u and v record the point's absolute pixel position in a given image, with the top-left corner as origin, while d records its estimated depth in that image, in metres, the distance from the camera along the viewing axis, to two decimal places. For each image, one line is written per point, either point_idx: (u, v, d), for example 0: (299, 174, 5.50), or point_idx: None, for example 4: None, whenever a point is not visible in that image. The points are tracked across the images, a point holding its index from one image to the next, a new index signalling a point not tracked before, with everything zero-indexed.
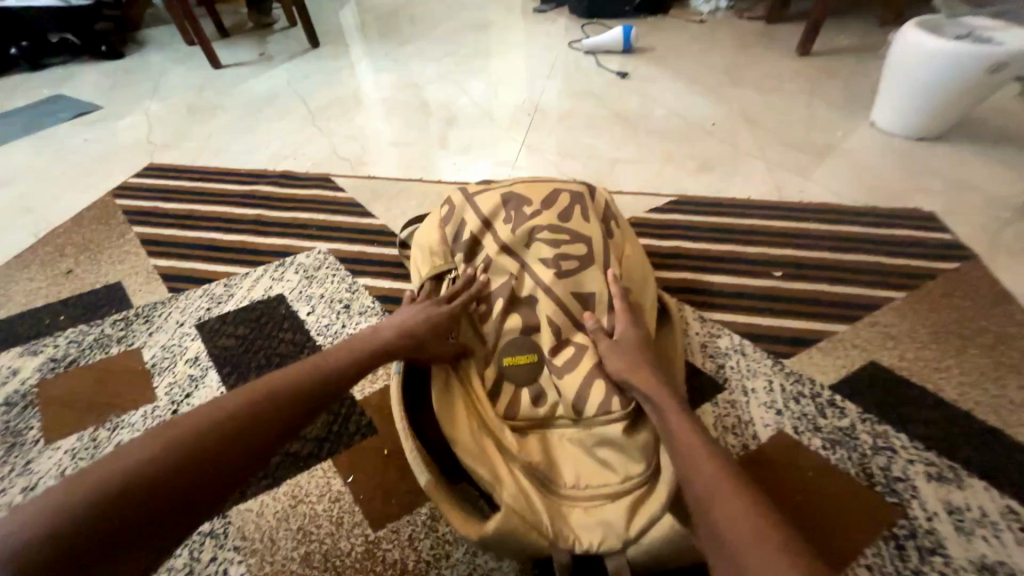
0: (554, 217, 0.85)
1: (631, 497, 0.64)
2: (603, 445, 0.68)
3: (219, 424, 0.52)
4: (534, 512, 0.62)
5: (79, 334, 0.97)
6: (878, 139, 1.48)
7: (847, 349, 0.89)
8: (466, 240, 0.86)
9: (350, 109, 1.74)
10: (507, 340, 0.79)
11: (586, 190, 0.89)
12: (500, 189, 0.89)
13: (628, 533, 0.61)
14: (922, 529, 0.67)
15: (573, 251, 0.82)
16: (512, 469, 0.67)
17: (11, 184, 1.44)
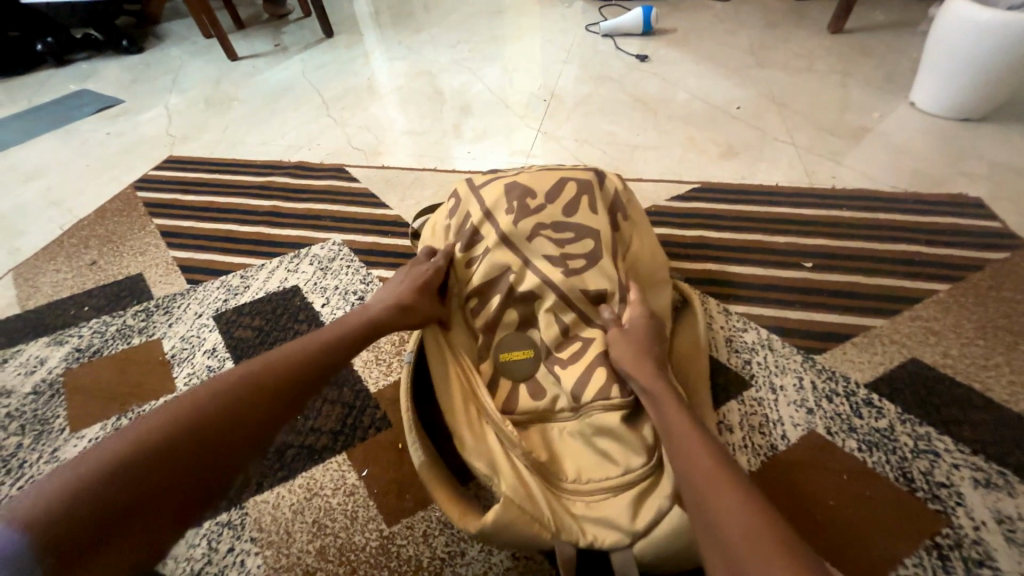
0: (560, 210, 0.78)
1: (634, 491, 0.60)
2: (606, 436, 0.65)
3: (224, 398, 0.54)
4: (533, 503, 0.59)
5: (103, 325, 0.99)
6: (918, 120, 1.38)
7: (886, 345, 0.84)
8: (467, 231, 0.80)
9: (364, 99, 1.73)
10: (508, 329, 0.75)
11: (594, 178, 0.81)
12: (506, 178, 0.82)
13: (634, 529, 0.58)
14: (968, 539, 0.62)
15: (576, 249, 0.76)
16: (508, 456, 0.63)
17: (38, 178, 1.48)
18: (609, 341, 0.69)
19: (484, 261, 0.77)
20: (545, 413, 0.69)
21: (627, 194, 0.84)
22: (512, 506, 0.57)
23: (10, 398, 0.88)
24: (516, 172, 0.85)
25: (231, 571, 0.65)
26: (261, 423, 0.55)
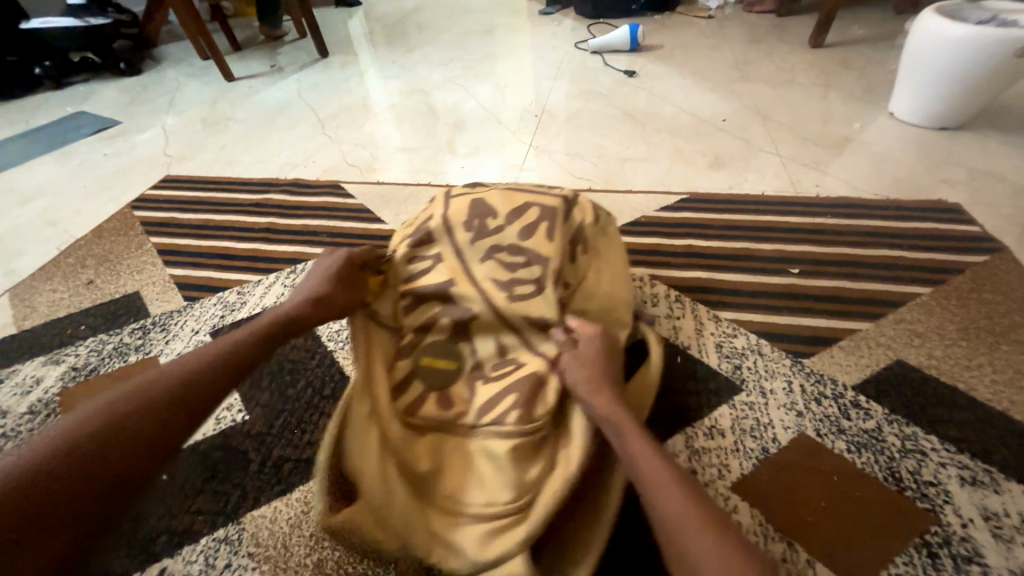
0: (516, 234, 0.75)
1: (497, 517, 0.59)
2: (491, 461, 0.62)
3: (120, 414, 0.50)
4: (388, 513, 0.58)
5: (100, 343, 0.99)
6: (897, 130, 1.43)
7: (871, 347, 0.86)
8: (422, 231, 0.77)
9: (359, 117, 1.76)
10: (433, 338, 0.73)
11: (561, 203, 0.78)
12: (474, 194, 0.78)
13: (475, 556, 0.57)
14: (956, 536, 0.63)
15: (526, 276, 0.72)
16: (386, 462, 0.61)
17: (36, 199, 1.49)
18: (563, 358, 0.66)
19: (433, 263, 0.75)
20: (448, 425, 0.67)
21: (598, 218, 0.81)
22: (365, 514, 0.57)
23: (5, 418, 0.88)
24: (489, 188, 0.81)
25: None
26: (157, 431, 0.51)
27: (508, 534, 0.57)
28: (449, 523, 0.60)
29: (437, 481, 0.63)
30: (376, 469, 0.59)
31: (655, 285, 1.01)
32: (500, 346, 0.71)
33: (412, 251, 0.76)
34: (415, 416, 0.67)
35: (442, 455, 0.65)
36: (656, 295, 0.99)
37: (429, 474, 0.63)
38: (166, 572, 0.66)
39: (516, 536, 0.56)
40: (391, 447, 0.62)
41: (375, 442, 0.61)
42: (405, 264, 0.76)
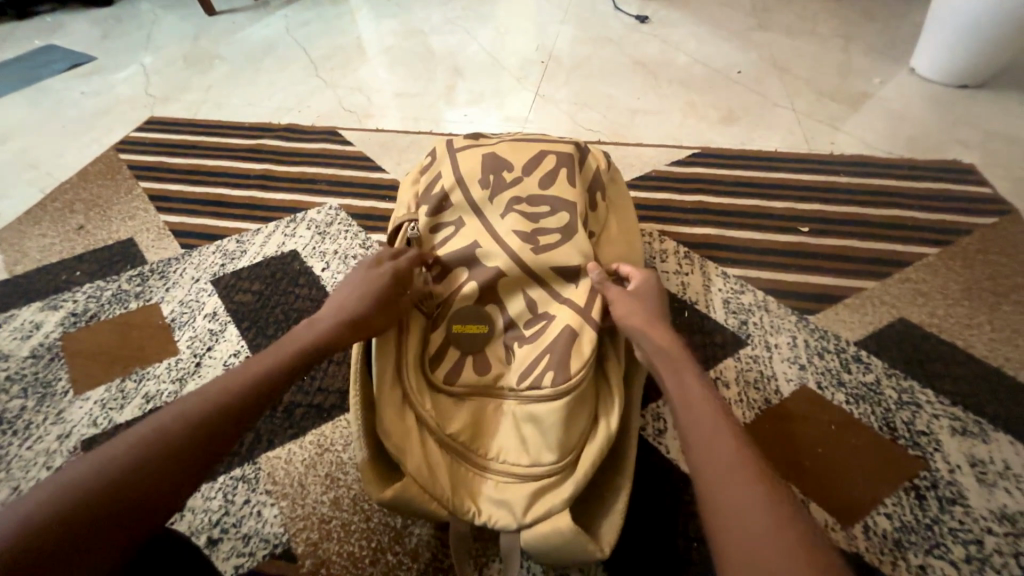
0: (536, 183, 0.76)
1: (539, 482, 0.58)
2: (534, 424, 0.61)
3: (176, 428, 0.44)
4: (433, 481, 0.59)
5: (97, 290, 0.97)
6: (917, 86, 1.38)
7: (876, 305, 0.87)
8: (437, 194, 0.78)
9: (354, 59, 1.65)
10: (464, 303, 0.70)
11: (575, 151, 0.79)
12: (485, 148, 0.80)
13: (523, 518, 0.57)
14: (943, 481, 0.67)
15: (550, 224, 0.73)
16: (423, 441, 0.61)
17: (12, 139, 1.40)
18: (613, 297, 0.66)
19: (456, 229, 0.75)
20: (487, 389, 0.65)
21: (608, 168, 0.84)
22: (411, 484, 0.57)
23: (8, 362, 0.87)
24: (496, 142, 0.83)
25: (248, 521, 0.67)
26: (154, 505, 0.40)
27: (555, 493, 0.58)
28: (491, 484, 0.60)
29: (476, 444, 0.62)
30: (417, 446, 0.60)
31: (664, 242, 1.00)
32: (529, 302, 0.70)
33: (431, 219, 0.77)
34: (452, 383, 0.65)
35: (482, 418, 0.64)
36: (665, 251, 0.98)
37: (468, 439, 0.62)
38: (185, 509, 0.68)
39: (561, 495, 0.57)
40: (426, 420, 0.62)
41: (412, 424, 0.62)
42: (427, 235, 0.76)
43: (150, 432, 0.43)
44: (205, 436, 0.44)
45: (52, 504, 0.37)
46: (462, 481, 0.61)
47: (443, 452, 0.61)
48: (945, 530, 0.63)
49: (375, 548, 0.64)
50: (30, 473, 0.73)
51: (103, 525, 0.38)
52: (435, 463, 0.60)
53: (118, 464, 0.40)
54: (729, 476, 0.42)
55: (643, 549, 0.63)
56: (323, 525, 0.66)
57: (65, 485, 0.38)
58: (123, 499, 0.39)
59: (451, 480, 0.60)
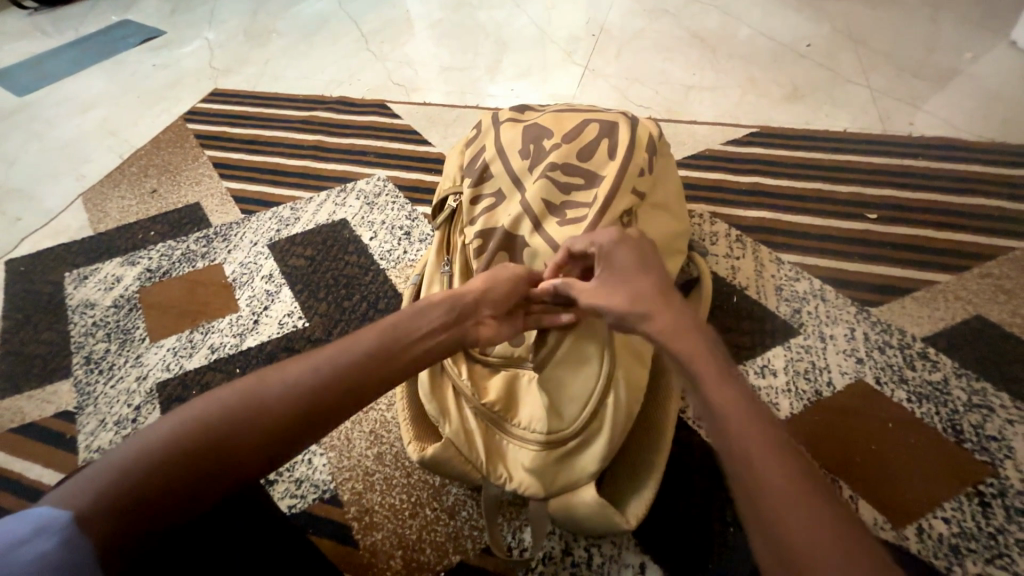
0: (575, 153, 0.75)
1: (567, 449, 0.59)
2: (563, 399, 0.60)
3: (279, 401, 0.42)
4: (468, 445, 0.61)
5: (169, 249, 1.05)
6: (1017, 61, 1.23)
7: (950, 301, 0.80)
8: (478, 166, 0.78)
9: (403, 32, 1.66)
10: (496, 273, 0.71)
11: (621, 121, 0.77)
12: (528, 120, 0.80)
13: (551, 487, 0.58)
14: (1013, 490, 0.62)
15: (581, 194, 0.72)
16: (460, 406, 0.63)
17: (94, 108, 1.52)
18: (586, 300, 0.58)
19: (497, 199, 0.75)
20: (518, 361, 0.65)
21: (659, 139, 0.80)
22: (449, 448, 0.60)
23: (94, 310, 0.96)
24: (541, 113, 0.82)
25: (301, 466, 0.72)
26: (247, 472, 0.39)
27: (583, 464, 0.58)
28: (521, 453, 0.60)
29: (508, 414, 0.62)
30: (455, 411, 0.63)
31: (715, 224, 0.96)
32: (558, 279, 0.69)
33: (473, 190, 0.77)
34: (487, 353, 0.65)
35: (516, 389, 0.63)
36: (716, 233, 0.94)
37: (500, 409, 0.62)
38: None
39: (589, 466, 0.58)
40: (462, 390, 0.63)
41: (450, 393, 0.64)
42: (468, 205, 0.76)
43: (250, 398, 0.41)
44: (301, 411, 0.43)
45: (159, 449, 0.37)
46: (499, 447, 0.62)
47: (478, 420, 0.62)
48: (1011, 540, 0.59)
49: (414, 502, 0.67)
50: (114, 409, 0.82)
51: (200, 484, 0.37)
52: (472, 428, 0.62)
53: (217, 419, 0.39)
54: (787, 498, 0.36)
55: (676, 529, 0.62)
56: (367, 477, 0.70)
57: (175, 432, 0.38)
58: (217, 460, 0.38)
59: (484, 446, 0.61)
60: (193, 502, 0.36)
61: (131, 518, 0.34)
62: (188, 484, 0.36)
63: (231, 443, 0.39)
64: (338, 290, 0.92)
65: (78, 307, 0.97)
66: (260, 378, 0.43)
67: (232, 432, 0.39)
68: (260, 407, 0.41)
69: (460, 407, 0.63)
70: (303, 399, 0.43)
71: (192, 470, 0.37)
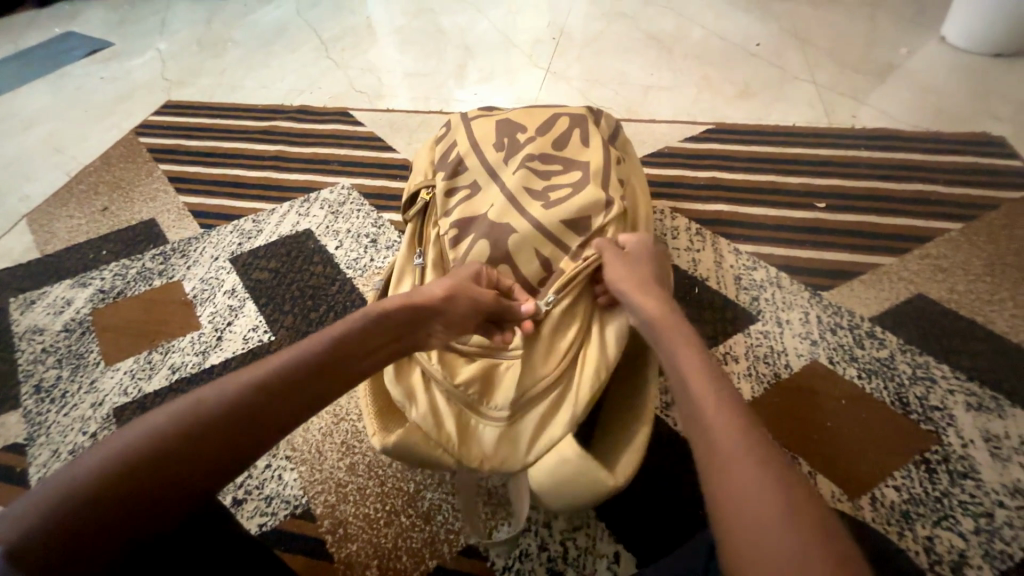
0: (550, 144, 0.77)
1: (538, 426, 0.59)
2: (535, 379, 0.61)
3: (226, 416, 0.40)
4: (439, 428, 0.60)
5: (123, 268, 1.01)
6: (946, 55, 1.31)
7: (894, 281, 0.85)
8: (452, 160, 0.78)
9: (364, 39, 1.65)
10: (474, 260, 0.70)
11: (588, 114, 0.81)
12: (498, 116, 0.82)
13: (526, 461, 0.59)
14: (955, 455, 0.66)
15: (561, 179, 0.74)
16: (431, 391, 0.62)
17: (38, 125, 1.44)
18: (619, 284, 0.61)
19: (473, 191, 0.76)
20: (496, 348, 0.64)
21: (621, 135, 0.83)
22: (416, 432, 0.59)
23: (43, 336, 0.91)
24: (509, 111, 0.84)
25: (270, 483, 0.70)
26: (194, 491, 0.36)
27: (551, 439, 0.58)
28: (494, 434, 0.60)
29: (480, 397, 0.61)
30: (423, 396, 0.62)
31: (676, 219, 0.99)
32: (543, 263, 0.69)
33: (447, 182, 0.77)
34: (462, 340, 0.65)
35: (490, 371, 0.63)
36: (676, 228, 0.97)
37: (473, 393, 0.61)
38: None
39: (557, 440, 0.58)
40: (432, 374, 0.62)
41: (419, 379, 0.63)
42: (443, 198, 0.76)
43: (194, 414, 0.39)
44: (253, 425, 0.41)
45: (92, 476, 0.33)
46: (470, 428, 0.61)
47: (448, 402, 0.62)
48: (955, 502, 0.63)
49: (388, 510, 0.66)
50: (68, 437, 0.78)
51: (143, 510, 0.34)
52: (441, 411, 0.61)
53: (161, 440, 0.37)
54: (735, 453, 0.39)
55: (648, 516, 0.64)
56: (339, 489, 0.69)
57: (113, 455, 0.35)
58: (161, 482, 0.35)
59: (456, 427, 0.60)
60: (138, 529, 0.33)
61: (67, 552, 0.31)
62: (128, 511, 0.33)
63: (177, 463, 0.36)
64: (305, 301, 0.91)
65: (24, 334, 0.92)
66: (199, 396, 0.40)
67: (176, 451, 0.36)
68: (204, 423, 0.38)
69: (431, 393, 0.62)
70: (256, 411, 0.41)
71: (133, 495, 0.34)
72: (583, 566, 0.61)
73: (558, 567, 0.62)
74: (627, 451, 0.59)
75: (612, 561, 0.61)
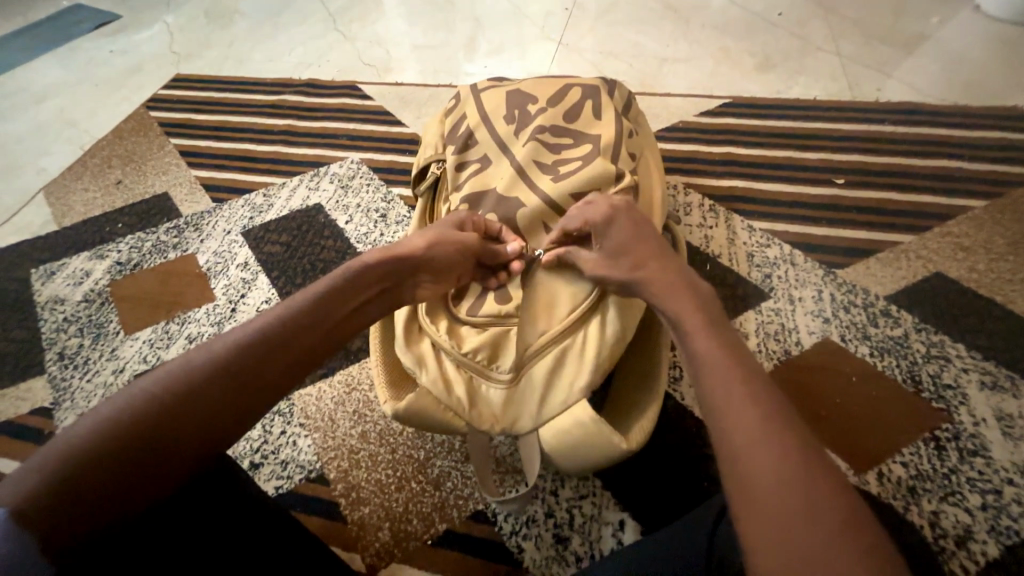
0: (561, 116, 0.75)
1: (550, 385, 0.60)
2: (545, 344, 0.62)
3: (218, 376, 0.41)
4: (449, 393, 0.61)
5: (138, 241, 1.02)
6: (980, 24, 1.25)
7: (911, 259, 0.83)
8: (462, 133, 0.77)
9: (372, 11, 1.61)
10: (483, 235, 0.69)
11: (600, 85, 0.78)
12: (508, 87, 0.80)
13: (539, 419, 0.60)
14: (966, 433, 0.66)
15: (571, 152, 0.72)
16: (441, 359, 0.63)
17: (50, 98, 1.45)
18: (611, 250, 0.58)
19: (483, 165, 0.75)
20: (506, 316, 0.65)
21: (634, 107, 0.81)
22: (426, 396, 0.60)
23: (64, 306, 0.94)
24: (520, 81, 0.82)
25: (285, 449, 0.72)
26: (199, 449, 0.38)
27: (564, 398, 0.59)
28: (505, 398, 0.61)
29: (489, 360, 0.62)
30: (433, 362, 0.63)
31: (689, 195, 0.97)
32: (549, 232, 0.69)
33: (457, 156, 0.76)
34: (473, 312, 0.66)
35: (501, 339, 0.64)
36: (689, 204, 0.96)
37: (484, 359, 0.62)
38: None
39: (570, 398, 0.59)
40: (442, 344, 0.63)
41: (428, 349, 0.64)
42: (453, 172, 0.76)
43: (186, 376, 0.40)
44: (251, 386, 0.42)
45: (88, 441, 0.34)
46: (479, 392, 0.62)
47: (458, 369, 0.62)
48: (963, 479, 0.63)
49: (400, 476, 0.68)
50: (91, 402, 0.81)
51: (139, 473, 0.35)
52: (450, 376, 0.62)
53: (157, 402, 0.37)
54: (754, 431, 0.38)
55: (653, 487, 0.65)
56: (352, 455, 0.71)
57: (108, 419, 0.36)
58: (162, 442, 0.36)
59: (467, 391, 0.61)
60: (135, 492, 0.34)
61: (76, 509, 0.32)
62: (132, 469, 0.34)
63: (171, 428, 0.37)
64: (316, 276, 0.92)
65: (46, 304, 0.95)
66: (186, 361, 0.41)
67: (166, 415, 0.37)
68: (191, 387, 0.39)
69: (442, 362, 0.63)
70: (251, 371, 0.42)
71: (129, 457, 0.34)
72: (589, 533, 0.63)
73: (564, 533, 0.63)
74: (644, 416, 0.60)
75: (617, 529, 0.63)
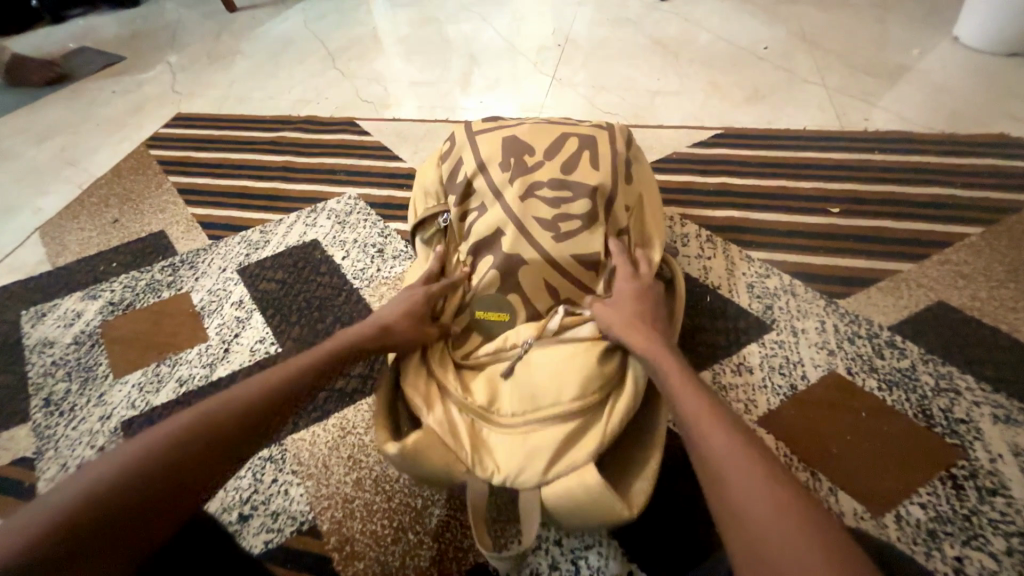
0: (558, 166, 0.75)
1: (568, 430, 0.58)
2: (554, 389, 0.61)
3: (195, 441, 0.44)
4: (453, 438, 0.60)
5: (132, 280, 1.01)
6: (960, 55, 1.29)
7: (912, 289, 0.83)
8: (460, 181, 0.78)
9: (370, 50, 1.66)
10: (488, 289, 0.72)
11: (599, 134, 0.78)
12: (503, 130, 0.80)
13: (547, 474, 0.57)
14: (983, 470, 0.64)
15: (572, 208, 0.73)
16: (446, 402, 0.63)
17: (52, 138, 1.47)
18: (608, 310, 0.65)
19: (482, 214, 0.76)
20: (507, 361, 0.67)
21: (633, 145, 0.81)
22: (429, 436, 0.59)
23: (53, 349, 0.92)
24: (516, 123, 0.82)
25: (276, 499, 0.69)
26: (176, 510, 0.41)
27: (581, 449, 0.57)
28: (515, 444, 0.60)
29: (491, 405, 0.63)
30: (438, 403, 0.62)
31: (686, 225, 0.98)
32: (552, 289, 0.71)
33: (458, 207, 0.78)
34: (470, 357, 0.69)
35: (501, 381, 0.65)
36: (686, 235, 0.96)
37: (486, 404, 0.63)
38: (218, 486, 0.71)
39: (586, 450, 0.57)
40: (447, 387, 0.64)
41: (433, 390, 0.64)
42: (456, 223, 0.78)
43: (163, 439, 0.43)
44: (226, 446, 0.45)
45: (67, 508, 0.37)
46: (482, 438, 0.61)
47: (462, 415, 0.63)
48: (985, 520, 0.60)
49: (396, 527, 0.65)
50: (75, 451, 0.78)
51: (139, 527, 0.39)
52: (455, 420, 0.62)
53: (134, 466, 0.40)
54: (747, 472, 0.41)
55: (662, 535, 0.62)
56: (346, 504, 0.68)
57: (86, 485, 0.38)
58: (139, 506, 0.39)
59: (469, 436, 0.61)
60: (140, 542, 0.40)
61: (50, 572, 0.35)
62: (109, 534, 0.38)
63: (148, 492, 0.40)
64: (312, 314, 0.90)
65: (35, 347, 0.93)
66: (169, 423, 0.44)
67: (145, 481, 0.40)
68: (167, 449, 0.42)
69: (448, 406, 0.63)
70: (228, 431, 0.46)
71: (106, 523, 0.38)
72: None
73: None
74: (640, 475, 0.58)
75: None
